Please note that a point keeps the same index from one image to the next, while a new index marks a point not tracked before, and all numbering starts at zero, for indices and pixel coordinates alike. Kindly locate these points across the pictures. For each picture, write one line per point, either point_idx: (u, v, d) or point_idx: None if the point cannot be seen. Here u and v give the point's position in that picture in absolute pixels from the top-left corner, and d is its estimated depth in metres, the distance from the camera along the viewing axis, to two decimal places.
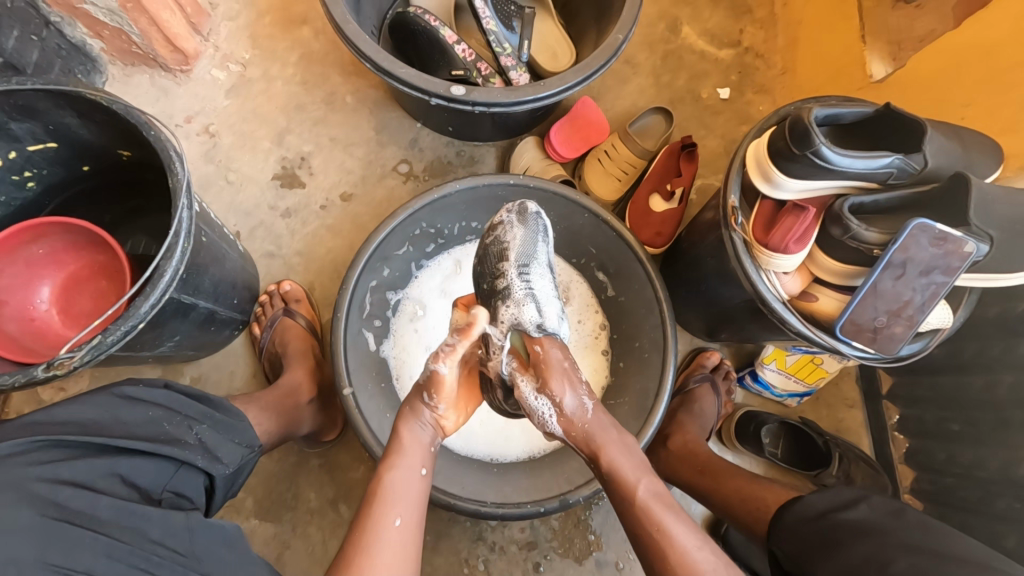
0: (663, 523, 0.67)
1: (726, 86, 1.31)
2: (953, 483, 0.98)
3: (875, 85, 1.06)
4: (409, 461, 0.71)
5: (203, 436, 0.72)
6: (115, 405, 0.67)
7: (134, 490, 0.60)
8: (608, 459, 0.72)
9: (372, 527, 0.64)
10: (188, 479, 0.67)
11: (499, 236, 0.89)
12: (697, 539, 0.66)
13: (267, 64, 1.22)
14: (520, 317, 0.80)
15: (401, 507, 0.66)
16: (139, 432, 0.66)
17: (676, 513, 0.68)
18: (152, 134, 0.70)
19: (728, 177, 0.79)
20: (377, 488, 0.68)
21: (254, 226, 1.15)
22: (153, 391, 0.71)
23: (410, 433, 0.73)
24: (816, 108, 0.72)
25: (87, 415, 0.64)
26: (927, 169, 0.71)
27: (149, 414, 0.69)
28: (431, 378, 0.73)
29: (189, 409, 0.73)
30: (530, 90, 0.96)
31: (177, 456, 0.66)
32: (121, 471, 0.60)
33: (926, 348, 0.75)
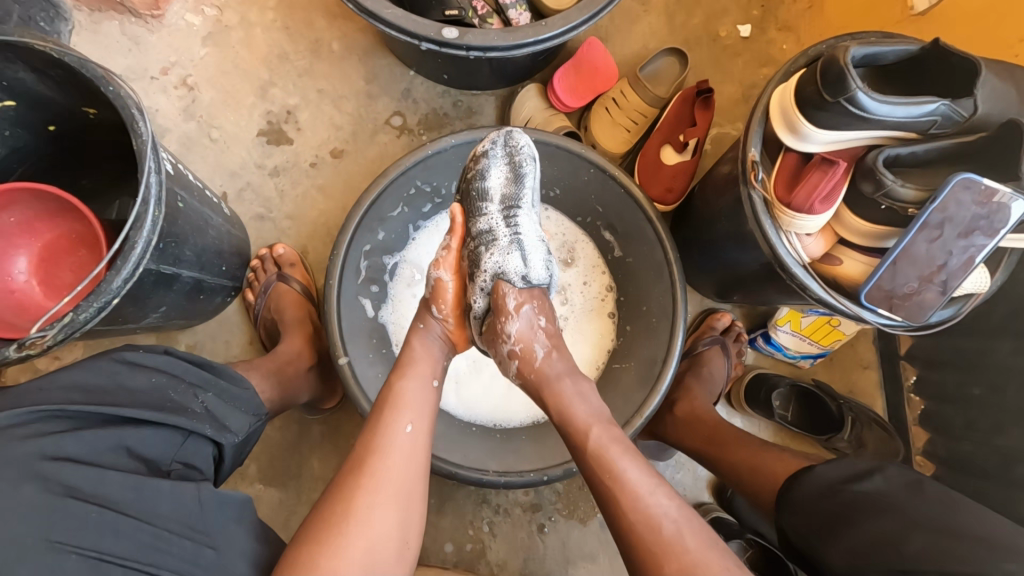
0: (615, 464, 0.62)
1: (747, 23, 1.19)
2: (969, 447, 0.95)
3: (916, 19, 0.95)
4: (421, 372, 0.71)
5: (209, 404, 0.69)
6: (116, 372, 0.63)
7: (143, 462, 0.57)
8: (560, 400, 0.69)
9: (384, 431, 0.64)
10: (199, 449, 0.64)
11: (481, 170, 0.82)
12: (653, 484, 0.61)
13: (245, 8, 1.12)
14: (504, 266, 0.77)
15: (412, 415, 0.66)
16: (144, 400, 0.62)
17: (632, 457, 0.63)
18: (111, 90, 0.64)
19: (749, 127, 0.71)
20: (390, 396, 0.68)
21: (242, 186, 1.09)
22: (155, 358, 0.68)
23: (421, 347, 0.75)
24: (853, 47, 0.63)
25: (89, 381, 0.61)
26: (976, 117, 0.62)
27: (152, 380, 0.66)
28: (435, 287, 0.80)
29: (193, 376, 0.69)
30: (530, 30, 0.87)
31: (186, 425, 0.62)
32: (128, 443, 0.56)
33: (958, 314, 0.69)
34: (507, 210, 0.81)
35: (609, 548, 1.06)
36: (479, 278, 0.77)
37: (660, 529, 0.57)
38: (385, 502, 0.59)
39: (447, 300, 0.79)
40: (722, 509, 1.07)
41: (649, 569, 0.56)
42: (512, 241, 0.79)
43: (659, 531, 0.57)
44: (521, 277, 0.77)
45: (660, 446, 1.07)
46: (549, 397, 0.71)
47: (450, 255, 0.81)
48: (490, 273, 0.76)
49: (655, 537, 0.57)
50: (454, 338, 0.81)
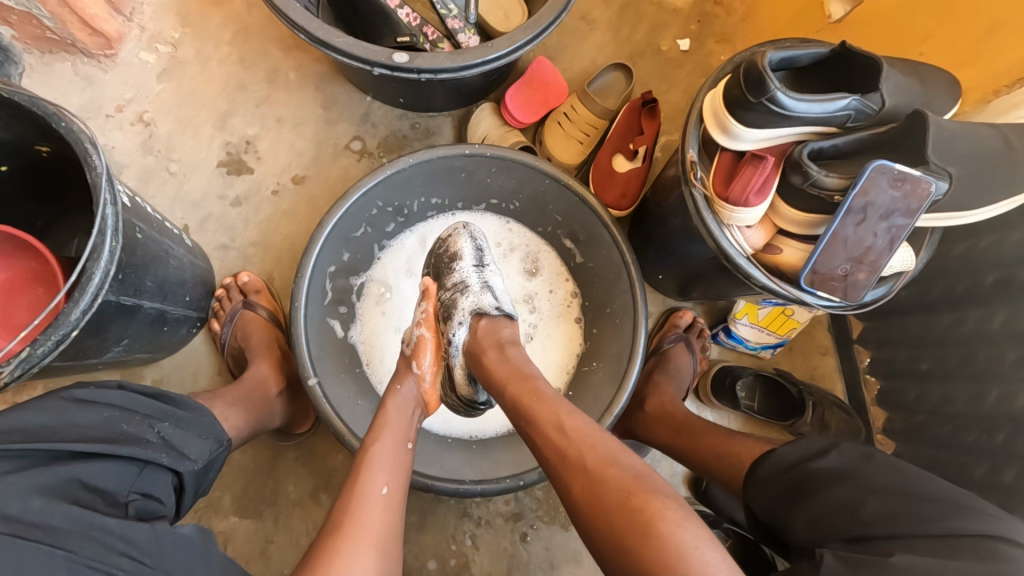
0: (561, 423, 0.64)
1: (686, 36, 1.26)
2: (922, 420, 1.01)
3: (834, 26, 1.03)
4: (395, 434, 0.71)
5: (166, 433, 0.68)
6: (65, 411, 0.63)
7: (97, 495, 0.55)
8: (501, 377, 0.73)
9: (359, 493, 0.62)
10: (156, 479, 0.63)
11: (456, 253, 0.91)
12: (600, 434, 0.63)
13: (200, 43, 1.14)
14: (481, 301, 0.83)
15: (388, 476, 0.65)
16: (96, 434, 0.62)
17: (576, 416, 0.66)
18: (64, 126, 0.65)
19: (685, 131, 0.77)
20: (364, 458, 0.67)
21: (204, 217, 1.10)
22: (106, 393, 0.67)
23: (395, 410, 0.74)
24: (770, 53, 0.68)
25: (34, 422, 0.60)
26: (885, 109, 0.69)
27: (103, 415, 0.65)
28: (416, 342, 0.83)
29: (148, 408, 0.69)
30: (477, 52, 0.91)
31: (139, 455, 0.62)
32: (80, 476, 0.56)
33: (890, 292, 0.75)
34: (478, 266, 0.89)
35: (593, 551, 1.07)
36: (456, 315, 0.82)
37: (608, 467, 0.58)
38: (366, 562, 0.57)
39: (426, 356, 0.82)
40: (699, 502, 1.10)
41: (599, 512, 0.56)
42: (483, 287, 0.86)
43: (597, 463, 0.59)
44: (496, 308, 0.83)
45: (635, 444, 1.09)
46: (490, 378, 0.75)
47: (428, 316, 0.87)
48: (468, 310, 0.82)
49: (604, 476, 0.58)
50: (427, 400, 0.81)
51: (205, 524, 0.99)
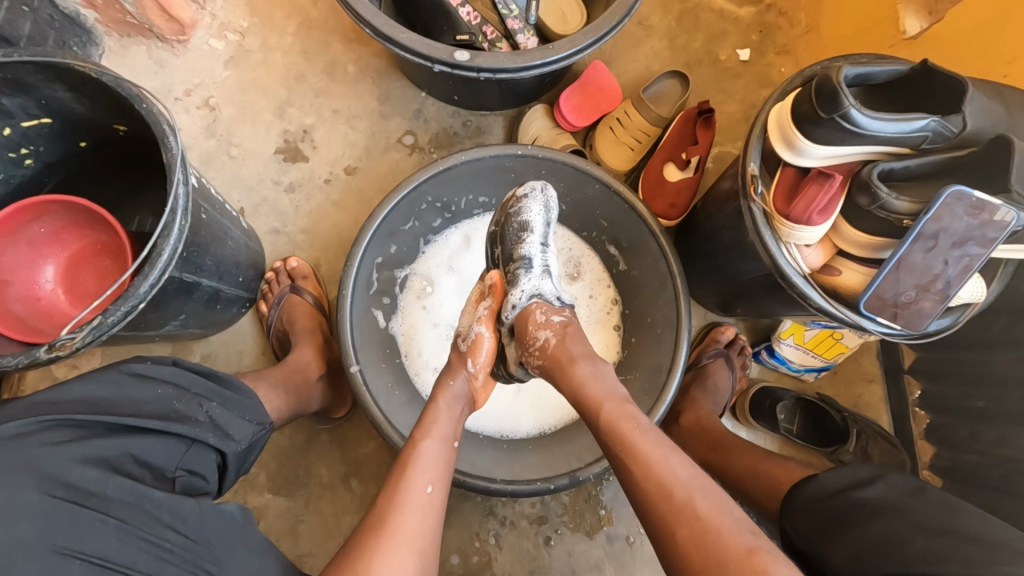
0: (628, 435, 0.64)
1: (746, 47, 1.23)
2: (974, 460, 0.96)
3: (908, 42, 0.99)
4: (441, 432, 0.71)
5: (213, 413, 0.70)
6: (123, 383, 0.64)
7: (147, 469, 0.58)
8: (575, 380, 0.72)
9: (404, 493, 0.63)
10: (202, 457, 0.64)
11: (522, 208, 0.90)
12: (664, 448, 0.62)
13: (266, 33, 1.18)
14: (541, 288, 0.84)
15: (433, 476, 0.65)
16: (149, 410, 0.63)
17: (643, 429, 0.65)
18: (144, 107, 0.68)
19: (748, 143, 0.75)
20: (410, 456, 0.67)
21: (258, 201, 1.13)
22: (161, 368, 0.69)
23: (444, 407, 0.74)
24: (847, 67, 0.66)
25: (96, 392, 0.61)
26: (967, 132, 0.65)
27: (157, 391, 0.67)
28: (473, 340, 0.82)
29: (198, 387, 0.70)
30: (538, 53, 0.91)
31: (189, 433, 0.63)
32: (133, 450, 0.57)
33: (955, 323, 0.71)
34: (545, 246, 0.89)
35: (615, 562, 1.06)
36: (514, 296, 0.84)
37: (673, 494, 0.58)
38: (406, 562, 0.58)
39: (483, 354, 0.81)
40: None
41: (682, 543, 0.55)
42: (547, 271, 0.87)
43: (666, 484, 0.59)
44: (556, 297, 0.84)
45: None
46: (563, 375, 0.74)
47: (489, 314, 0.85)
48: (528, 293, 0.83)
49: (668, 504, 0.57)
50: (476, 396, 0.81)
51: (240, 498, 1.02)
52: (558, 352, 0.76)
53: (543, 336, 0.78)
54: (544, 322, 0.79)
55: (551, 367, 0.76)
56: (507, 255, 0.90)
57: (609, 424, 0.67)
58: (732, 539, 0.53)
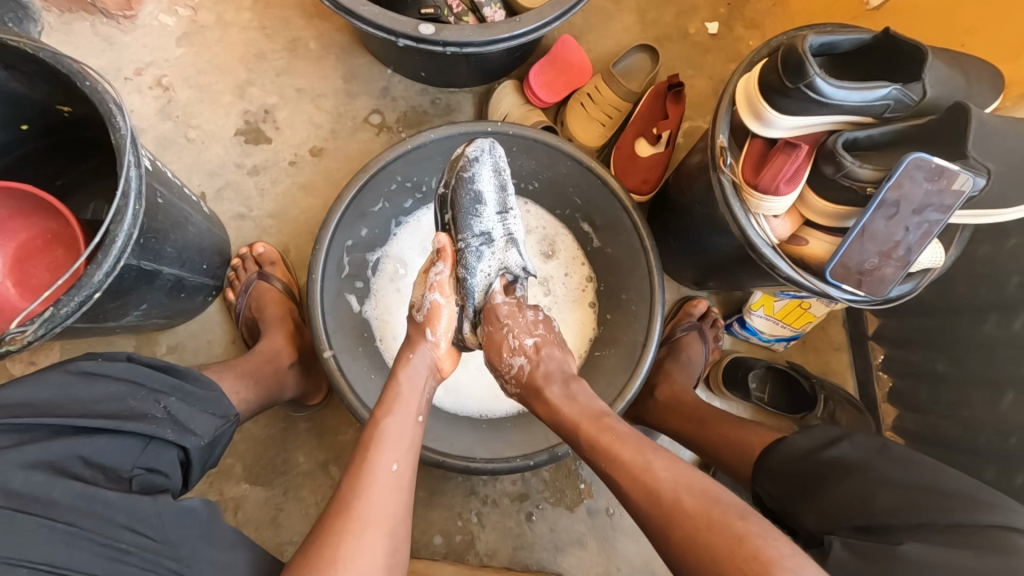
0: (611, 447, 0.65)
1: (715, 20, 1.23)
2: (934, 419, 1.00)
3: (871, 14, 1.00)
4: (405, 409, 0.71)
5: (172, 408, 0.66)
6: (71, 383, 0.61)
7: (99, 470, 0.55)
8: (549, 404, 0.75)
9: (368, 471, 0.62)
10: (162, 453, 0.62)
11: (470, 175, 0.86)
12: (648, 452, 0.62)
13: (221, 8, 1.12)
14: (507, 262, 0.85)
15: (398, 453, 0.65)
16: (100, 410, 0.60)
17: (622, 438, 0.65)
18: (88, 84, 0.64)
19: (717, 115, 0.75)
20: (372, 435, 0.67)
21: (221, 186, 1.09)
22: (112, 365, 0.65)
23: (407, 382, 0.74)
24: (812, 37, 0.66)
25: (41, 394, 0.58)
26: (927, 101, 0.67)
27: (110, 389, 0.63)
28: (429, 309, 0.80)
29: (154, 381, 0.67)
30: (505, 26, 0.89)
31: (145, 431, 0.60)
32: (83, 452, 0.55)
33: (916, 288, 0.73)
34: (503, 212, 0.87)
35: (596, 534, 1.08)
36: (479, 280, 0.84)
37: (661, 497, 0.58)
38: (375, 539, 0.58)
39: (442, 323, 0.80)
40: None
41: (682, 546, 0.55)
42: (508, 238, 0.87)
43: (653, 490, 0.59)
44: (520, 268, 0.86)
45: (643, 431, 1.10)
46: (540, 400, 0.76)
47: (442, 280, 0.82)
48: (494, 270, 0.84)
49: (657, 507, 0.58)
50: (442, 369, 0.81)
51: (216, 490, 1.00)
52: (530, 377, 0.78)
53: (520, 361, 0.79)
54: (518, 345, 0.80)
55: (527, 393, 0.78)
56: (461, 223, 0.84)
57: (590, 440, 0.68)
58: (726, 531, 0.53)
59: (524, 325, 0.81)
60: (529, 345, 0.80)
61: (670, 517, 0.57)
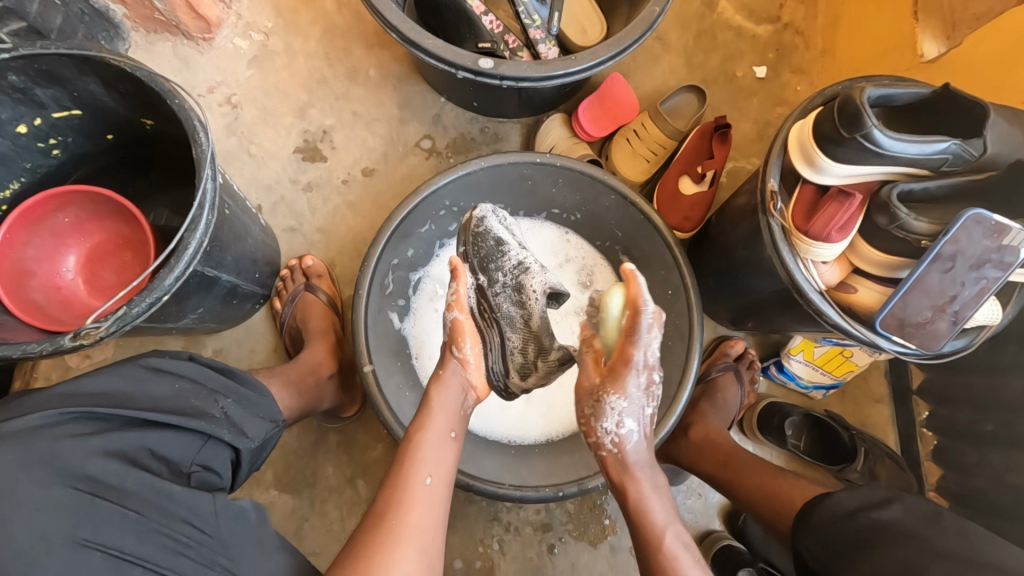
0: (643, 504, 0.70)
1: (762, 65, 1.25)
2: (981, 483, 0.96)
3: (926, 66, 1.00)
4: (439, 426, 0.71)
5: (229, 410, 0.69)
6: (141, 378, 0.64)
7: (164, 464, 0.57)
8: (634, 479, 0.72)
9: (404, 484, 0.64)
10: (218, 453, 0.64)
11: (486, 232, 0.89)
12: (674, 521, 0.69)
13: (290, 35, 1.19)
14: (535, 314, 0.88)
15: (431, 468, 0.66)
16: (166, 405, 0.63)
17: (661, 497, 0.71)
18: (177, 102, 0.69)
19: (768, 159, 0.75)
20: (410, 448, 0.68)
21: (276, 200, 1.14)
22: (177, 364, 0.69)
23: (440, 399, 0.74)
24: (869, 89, 0.67)
25: (115, 385, 0.62)
26: (985, 157, 0.65)
27: (174, 386, 0.66)
28: (453, 327, 0.80)
29: (213, 382, 0.70)
30: (560, 64, 0.92)
31: (205, 428, 0.63)
32: (150, 444, 0.57)
33: (970, 345, 0.72)
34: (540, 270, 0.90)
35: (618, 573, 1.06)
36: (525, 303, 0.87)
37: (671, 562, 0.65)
38: (413, 553, 0.59)
39: (467, 341, 0.79)
40: (733, 538, 1.07)
41: None
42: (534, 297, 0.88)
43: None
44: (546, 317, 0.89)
45: (675, 470, 1.07)
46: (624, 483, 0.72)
47: (458, 298, 0.81)
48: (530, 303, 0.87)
49: None
50: (480, 387, 0.81)
51: (246, 495, 1.02)
52: (623, 458, 0.73)
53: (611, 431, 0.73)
54: (614, 430, 0.73)
55: (618, 468, 0.74)
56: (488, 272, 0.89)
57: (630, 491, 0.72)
58: None
59: (626, 399, 0.72)
60: (619, 430, 0.73)
61: (666, 575, 0.64)
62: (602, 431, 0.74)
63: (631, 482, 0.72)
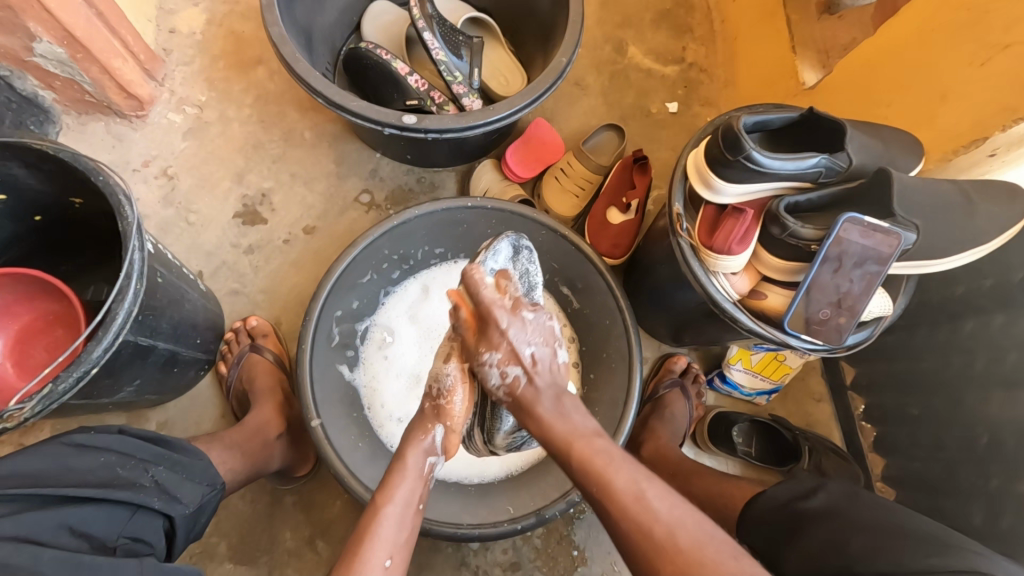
0: (603, 471, 0.57)
1: (673, 100, 1.36)
2: (918, 466, 1.02)
3: (808, 92, 1.12)
4: (406, 497, 0.67)
5: (161, 477, 0.67)
6: (63, 454, 0.63)
7: (85, 540, 0.56)
8: (541, 421, 0.62)
9: (362, 567, 0.60)
10: (147, 523, 0.62)
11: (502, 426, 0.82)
12: (642, 481, 0.56)
13: (224, 106, 1.24)
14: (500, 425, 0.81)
15: (391, 548, 0.63)
16: (90, 479, 0.62)
17: (621, 461, 0.58)
18: (101, 179, 0.71)
19: (672, 185, 0.83)
20: (368, 522, 0.64)
21: (217, 265, 1.15)
22: (103, 437, 0.67)
23: (408, 467, 0.68)
24: (745, 117, 0.75)
25: (32, 465, 0.60)
26: (853, 167, 0.75)
27: (100, 460, 0.65)
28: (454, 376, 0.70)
29: (143, 451, 0.68)
30: (480, 114, 0.99)
31: (133, 500, 0.62)
32: (71, 521, 0.56)
33: (871, 335, 0.78)
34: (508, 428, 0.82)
35: None
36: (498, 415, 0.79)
37: (654, 533, 0.53)
38: None
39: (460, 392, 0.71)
40: None
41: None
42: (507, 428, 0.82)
43: (648, 527, 0.53)
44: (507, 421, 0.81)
45: None
46: (529, 417, 0.64)
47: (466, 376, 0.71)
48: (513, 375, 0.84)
49: (648, 543, 0.53)
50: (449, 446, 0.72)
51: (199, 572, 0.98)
52: (526, 395, 0.63)
53: (496, 374, 0.64)
54: (500, 381, 0.64)
55: (516, 405, 0.65)
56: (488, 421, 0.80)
57: (581, 459, 0.59)
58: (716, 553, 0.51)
59: (503, 351, 0.63)
60: (512, 377, 0.64)
61: (641, 529, 0.53)
62: (491, 385, 0.65)
63: (531, 420, 0.63)
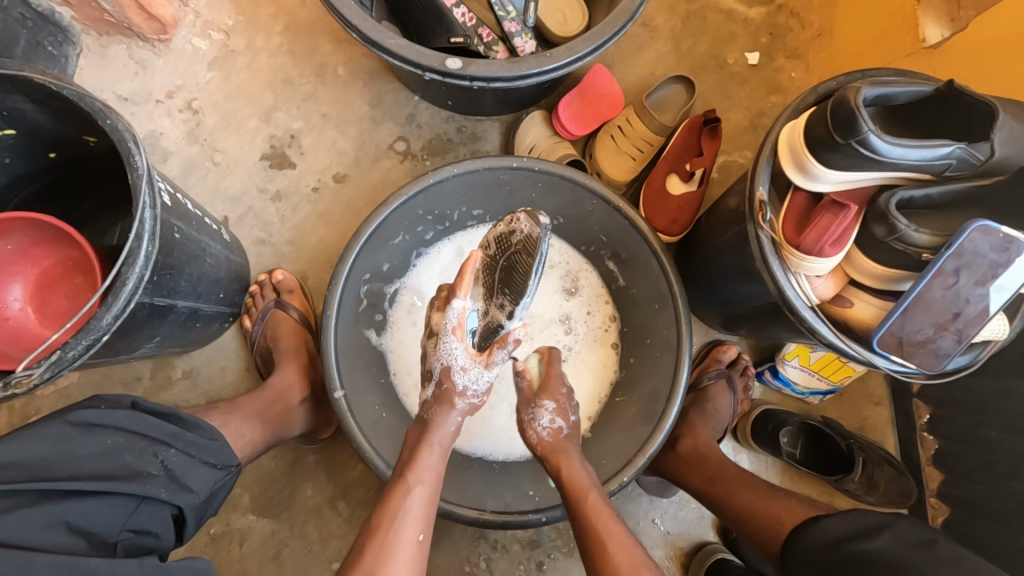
0: (600, 530, 0.71)
1: (755, 50, 1.18)
2: (983, 490, 0.93)
3: (927, 52, 0.94)
4: (430, 469, 0.72)
5: (171, 463, 0.65)
6: (68, 437, 0.60)
7: (84, 538, 0.54)
8: (568, 465, 0.79)
9: (393, 533, 0.65)
10: (153, 513, 0.61)
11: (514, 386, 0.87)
12: (631, 542, 0.70)
13: (252, 33, 1.12)
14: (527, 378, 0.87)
15: (422, 522, 0.67)
16: (92, 468, 0.59)
17: (616, 521, 0.72)
18: (109, 122, 0.64)
19: (757, 164, 0.70)
20: (397, 489, 0.69)
21: (243, 211, 1.09)
22: (113, 415, 0.64)
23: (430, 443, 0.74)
24: (865, 88, 0.61)
25: (32, 451, 0.57)
26: (993, 159, 0.59)
27: (107, 442, 0.62)
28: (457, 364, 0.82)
29: (155, 431, 0.65)
30: (535, 62, 0.86)
31: (137, 491, 0.59)
32: (69, 518, 0.54)
33: (975, 361, 0.67)
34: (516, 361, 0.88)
35: None
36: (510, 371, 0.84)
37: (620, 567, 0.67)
38: None
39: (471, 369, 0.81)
40: (726, 550, 1.03)
41: None
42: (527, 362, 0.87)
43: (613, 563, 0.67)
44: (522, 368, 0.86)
45: (663, 482, 1.03)
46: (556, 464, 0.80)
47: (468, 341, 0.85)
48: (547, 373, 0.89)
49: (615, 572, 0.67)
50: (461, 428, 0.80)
51: (222, 520, 0.99)
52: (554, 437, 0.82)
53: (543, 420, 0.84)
54: (546, 424, 0.84)
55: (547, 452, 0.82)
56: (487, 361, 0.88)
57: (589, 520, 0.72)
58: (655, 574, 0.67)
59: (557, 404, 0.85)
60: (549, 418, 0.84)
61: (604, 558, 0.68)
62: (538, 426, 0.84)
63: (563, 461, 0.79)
